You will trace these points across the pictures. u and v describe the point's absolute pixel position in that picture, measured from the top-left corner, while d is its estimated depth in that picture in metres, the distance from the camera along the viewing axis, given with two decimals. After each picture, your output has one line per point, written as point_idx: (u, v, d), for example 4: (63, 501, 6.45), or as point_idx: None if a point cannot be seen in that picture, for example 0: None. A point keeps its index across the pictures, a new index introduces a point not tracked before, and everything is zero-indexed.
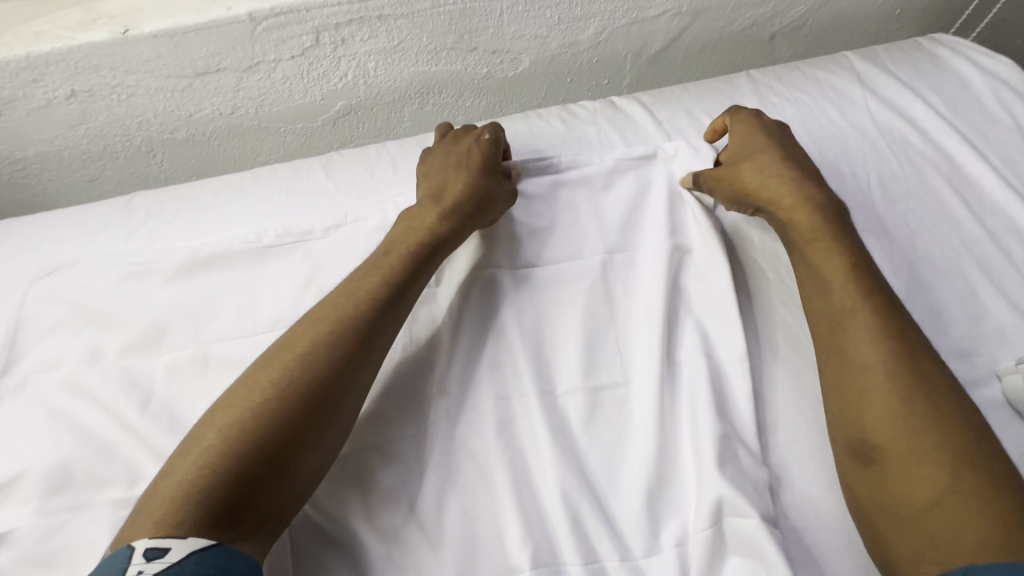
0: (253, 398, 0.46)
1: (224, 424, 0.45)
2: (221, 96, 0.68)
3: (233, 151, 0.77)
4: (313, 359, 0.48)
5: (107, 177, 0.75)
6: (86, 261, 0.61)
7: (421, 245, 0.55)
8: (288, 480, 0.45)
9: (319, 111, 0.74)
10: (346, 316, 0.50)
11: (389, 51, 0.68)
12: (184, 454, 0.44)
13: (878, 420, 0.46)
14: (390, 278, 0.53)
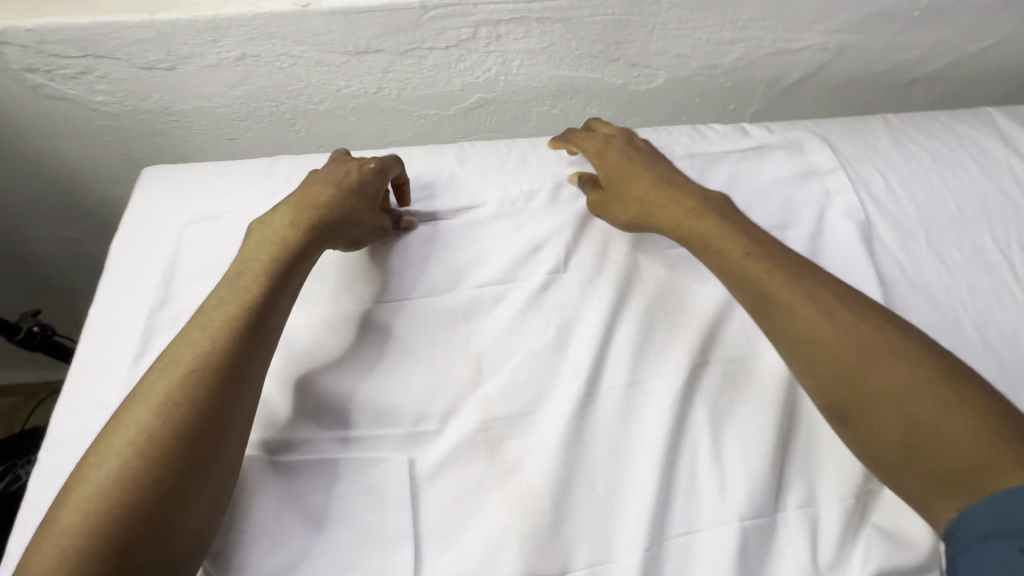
0: (115, 458, 0.42)
1: (109, 469, 0.42)
2: (371, 75, 0.71)
3: (365, 130, 0.79)
4: (212, 376, 0.46)
5: (247, 139, 0.79)
6: (234, 215, 0.64)
7: (274, 263, 0.53)
8: (195, 508, 0.43)
9: (455, 101, 0.76)
10: (209, 341, 0.48)
11: (537, 52, 0.70)
12: (76, 509, 0.40)
13: (839, 377, 0.46)
14: (253, 296, 0.51)
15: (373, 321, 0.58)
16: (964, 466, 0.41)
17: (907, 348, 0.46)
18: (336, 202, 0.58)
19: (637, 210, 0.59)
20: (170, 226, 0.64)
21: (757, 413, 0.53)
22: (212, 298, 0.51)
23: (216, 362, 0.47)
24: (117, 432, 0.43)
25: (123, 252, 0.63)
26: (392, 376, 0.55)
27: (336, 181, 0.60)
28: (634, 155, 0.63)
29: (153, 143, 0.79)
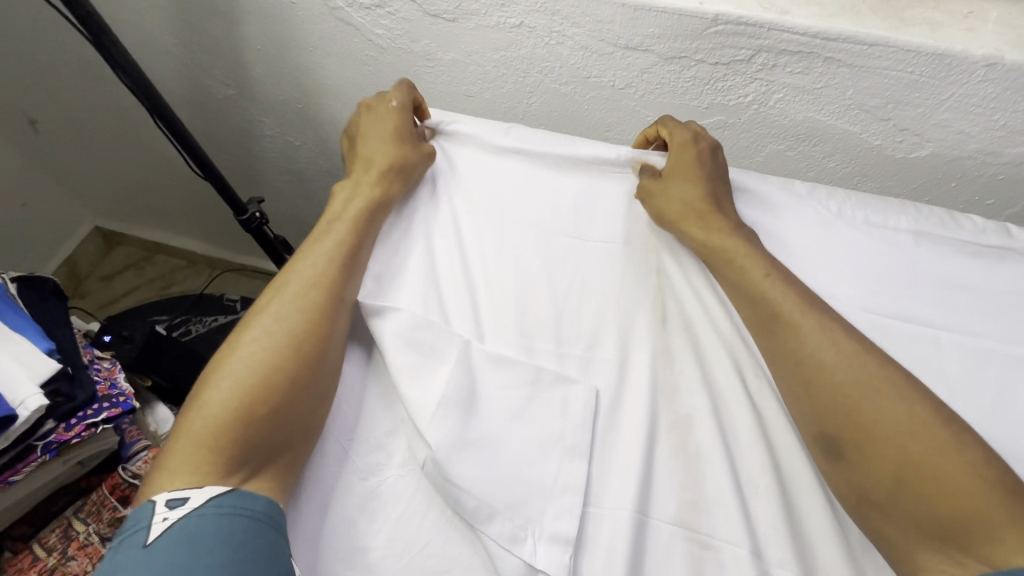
0: (244, 355, 0.50)
1: (233, 372, 0.49)
2: (627, 71, 0.72)
3: (591, 120, 0.80)
4: (324, 300, 0.53)
5: (481, 99, 0.83)
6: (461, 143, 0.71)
7: (362, 205, 0.61)
8: (311, 404, 0.50)
9: (693, 116, 0.75)
10: (316, 273, 0.55)
11: (804, 90, 0.67)
12: (218, 407, 0.47)
13: (832, 407, 0.47)
14: (349, 235, 0.58)
15: (571, 308, 0.59)
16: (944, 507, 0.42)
17: (897, 390, 0.47)
18: (399, 148, 0.65)
19: (677, 209, 0.61)
20: None
21: None
22: (315, 238, 0.59)
23: (327, 290, 0.54)
24: (250, 346, 0.50)
25: None
26: (582, 359, 0.56)
27: (379, 127, 0.67)
28: (702, 163, 0.63)
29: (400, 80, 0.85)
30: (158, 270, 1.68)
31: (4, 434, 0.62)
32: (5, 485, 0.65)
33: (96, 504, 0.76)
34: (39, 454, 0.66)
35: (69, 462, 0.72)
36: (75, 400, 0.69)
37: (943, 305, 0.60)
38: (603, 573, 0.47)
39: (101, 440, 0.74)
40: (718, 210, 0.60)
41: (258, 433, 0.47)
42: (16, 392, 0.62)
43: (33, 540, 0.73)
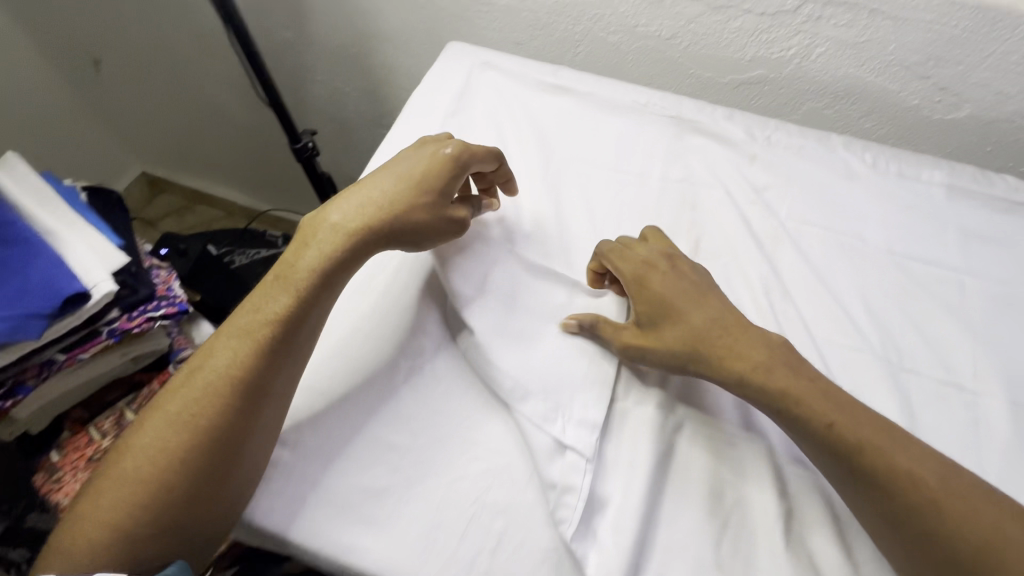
0: (155, 442, 0.45)
1: (146, 454, 0.45)
2: (674, 20, 0.75)
3: (634, 73, 0.83)
4: (233, 401, 0.47)
5: (530, 46, 0.86)
6: (514, 72, 0.77)
7: (311, 267, 0.51)
8: (204, 518, 0.45)
9: (734, 70, 0.77)
10: (236, 358, 0.48)
11: (848, 44, 0.69)
12: (111, 501, 0.44)
13: (855, 440, 0.44)
14: (289, 305, 0.50)
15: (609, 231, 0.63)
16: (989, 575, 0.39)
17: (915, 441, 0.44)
18: (400, 207, 0.54)
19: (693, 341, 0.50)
20: (461, 72, 0.78)
21: (960, 443, 0.51)
22: (255, 299, 0.51)
23: (237, 393, 0.47)
24: (151, 436, 0.45)
25: (423, 93, 0.77)
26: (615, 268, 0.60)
27: (401, 170, 0.56)
28: (681, 279, 0.54)
29: (454, 26, 0.89)
30: (198, 219, 1.71)
31: (77, 312, 0.66)
32: (73, 362, 0.71)
33: (147, 398, 0.82)
34: (103, 337, 0.72)
35: (124, 357, 0.78)
36: (138, 294, 0.73)
37: (970, 250, 0.62)
38: (624, 450, 0.50)
39: (153, 341, 0.80)
40: (746, 332, 0.50)
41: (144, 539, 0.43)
42: (90, 275, 0.67)
43: (89, 425, 0.79)
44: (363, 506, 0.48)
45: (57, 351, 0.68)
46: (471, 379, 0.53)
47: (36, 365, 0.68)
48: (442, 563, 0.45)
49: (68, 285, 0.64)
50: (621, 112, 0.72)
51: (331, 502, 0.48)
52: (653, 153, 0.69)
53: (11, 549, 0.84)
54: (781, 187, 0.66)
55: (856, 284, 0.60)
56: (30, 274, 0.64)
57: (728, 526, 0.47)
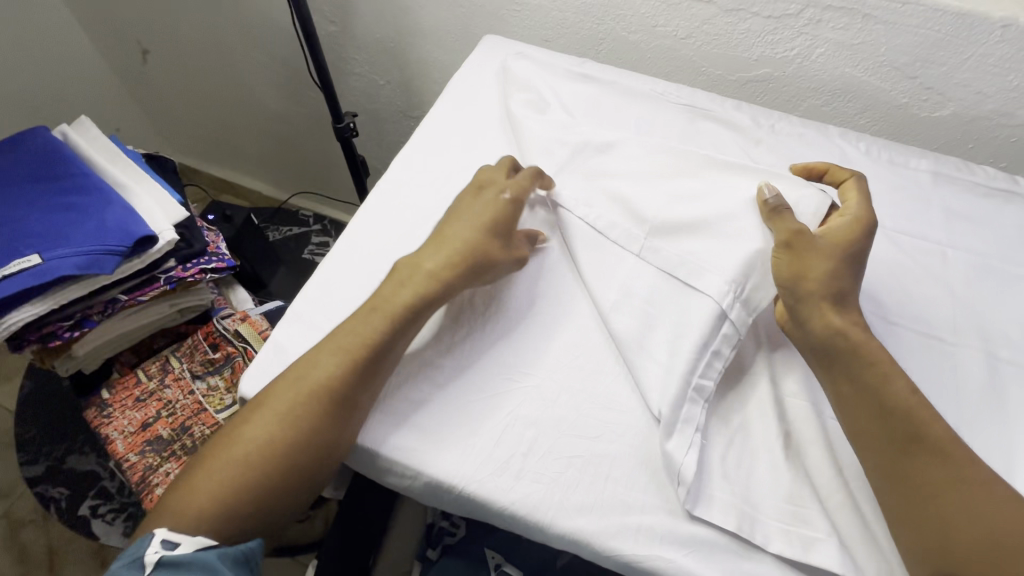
0: (258, 440, 0.51)
1: (248, 450, 0.51)
2: (690, 22, 0.83)
3: (652, 69, 0.92)
4: (327, 416, 0.52)
5: (558, 44, 0.95)
6: (545, 62, 0.85)
7: (407, 300, 0.55)
8: (292, 498, 0.52)
9: (742, 69, 0.86)
10: (333, 373, 0.52)
11: (844, 45, 0.77)
12: (215, 476, 0.51)
13: (914, 430, 0.47)
14: (383, 331, 0.54)
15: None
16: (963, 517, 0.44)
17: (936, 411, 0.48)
18: (477, 252, 0.58)
19: (821, 288, 0.53)
20: (496, 61, 0.86)
21: (941, 385, 0.57)
22: (352, 321, 0.55)
23: (331, 408, 0.52)
24: (254, 431, 0.51)
25: (462, 76, 0.85)
26: None
27: (480, 212, 0.60)
28: (860, 226, 0.57)
29: (488, 23, 0.98)
30: None
31: (142, 254, 0.73)
32: (133, 304, 0.77)
33: (190, 347, 0.87)
34: (160, 283, 0.78)
35: (173, 308, 0.85)
36: (192, 248, 0.80)
37: (952, 227, 0.69)
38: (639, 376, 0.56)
39: (200, 294, 0.86)
40: (844, 304, 0.53)
41: (241, 513, 0.50)
42: (157, 224, 0.75)
43: (137, 367, 0.85)
44: (411, 412, 0.54)
45: (119, 292, 0.75)
46: (505, 312, 0.60)
47: (101, 303, 0.74)
48: (479, 463, 0.51)
49: (138, 228, 0.71)
50: (641, 98, 0.80)
51: (381, 411, 0.54)
52: (669, 134, 0.76)
53: (52, 487, 0.88)
54: (784, 166, 0.74)
55: None
56: (104, 218, 0.71)
57: (731, 444, 0.52)
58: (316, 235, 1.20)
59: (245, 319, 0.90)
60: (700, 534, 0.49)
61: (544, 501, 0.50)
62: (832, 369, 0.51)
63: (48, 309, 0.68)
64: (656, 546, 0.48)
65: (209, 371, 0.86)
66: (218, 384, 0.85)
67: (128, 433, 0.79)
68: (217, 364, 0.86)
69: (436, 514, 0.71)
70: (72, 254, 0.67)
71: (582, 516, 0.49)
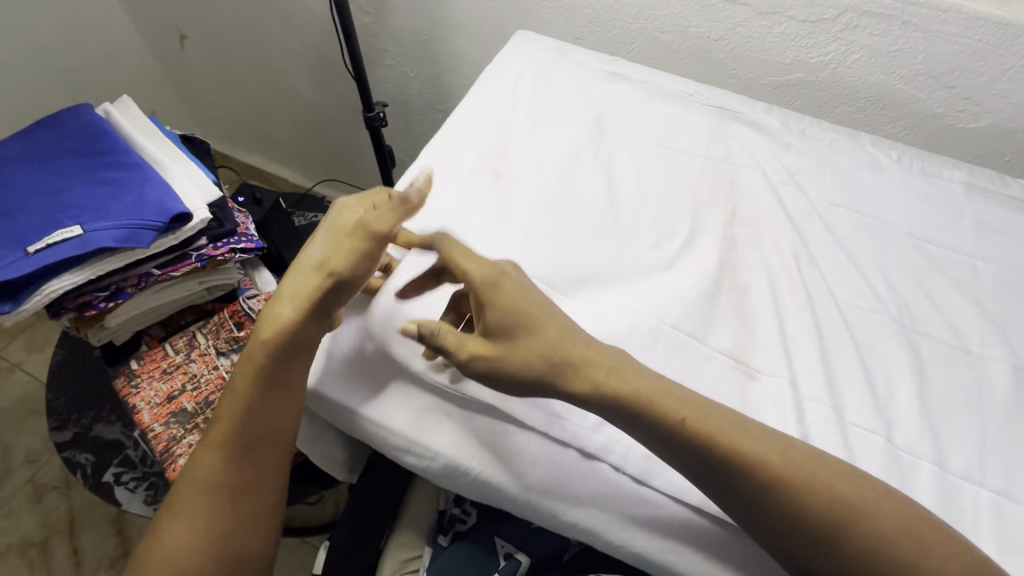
0: (185, 526, 0.50)
1: (178, 538, 0.50)
2: (723, 23, 0.83)
3: (682, 70, 0.92)
4: (256, 432, 0.52)
5: (589, 42, 0.96)
6: (578, 58, 0.86)
7: (279, 330, 0.53)
8: (255, 520, 0.52)
9: (775, 72, 0.85)
10: (231, 419, 0.52)
11: (880, 52, 0.77)
12: (172, 526, 0.50)
13: (826, 548, 0.43)
14: (261, 364, 0.52)
15: (657, 193, 0.70)
16: (873, 552, 0.42)
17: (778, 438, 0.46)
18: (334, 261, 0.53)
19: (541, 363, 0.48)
20: (530, 55, 0.87)
21: (966, 395, 0.57)
22: (235, 371, 0.54)
23: (253, 424, 0.52)
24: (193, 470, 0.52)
25: (493, 69, 0.86)
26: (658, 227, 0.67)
27: (327, 228, 0.56)
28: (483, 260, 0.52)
29: (521, 19, 0.99)
30: None
31: (177, 231, 0.75)
32: (164, 279, 0.79)
33: (217, 325, 0.89)
34: (192, 260, 0.81)
35: (201, 285, 0.87)
36: (223, 227, 0.83)
37: (983, 239, 0.68)
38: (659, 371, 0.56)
39: (227, 273, 0.89)
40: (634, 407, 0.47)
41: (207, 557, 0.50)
42: (193, 202, 0.77)
43: (165, 340, 0.87)
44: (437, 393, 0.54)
45: (153, 267, 0.77)
46: None
47: (135, 277, 0.76)
48: (498, 447, 0.52)
49: (175, 205, 0.73)
50: (671, 98, 0.80)
51: (407, 390, 0.55)
52: (697, 135, 0.76)
53: (78, 453, 0.91)
54: (812, 171, 0.73)
55: (875, 258, 0.66)
56: (144, 193, 0.73)
57: None
58: None
59: None
60: (710, 529, 0.50)
61: (559, 488, 0.51)
62: (725, 495, 0.46)
63: (87, 279, 0.70)
64: (667, 538, 0.49)
65: (233, 348, 0.88)
66: None
67: (155, 404, 0.81)
68: (241, 342, 0.88)
69: (447, 501, 0.69)
70: (112, 227, 0.69)
71: (597, 505, 0.50)
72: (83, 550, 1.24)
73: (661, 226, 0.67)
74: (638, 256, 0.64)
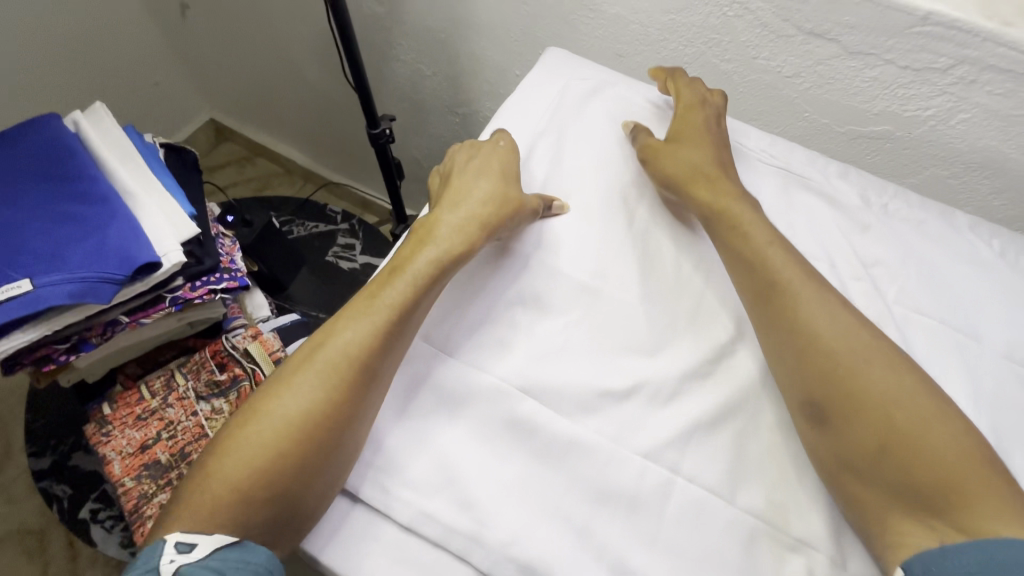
0: (278, 422, 0.45)
1: (276, 422, 0.45)
2: (801, 58, 0.68)
3: (742, 104, 0.77)
4: (367, 365, 0.48)
5: (633, 61, 0.81)
6: (617, 93, 0.72)
7: (425, 265, 0.52)
8: (339, 462, 0.46)
9: (856, 121, 0.70)
10: (357, 337, 0.49)
11: (998, 114, 0.61)
12: (239, 458, 0.44)
13: (854, 400, 0.46)
14: (401, 296, 0.51)
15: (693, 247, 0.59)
16: (899, 429, 0.45)
17: (855, 319, 0.50)
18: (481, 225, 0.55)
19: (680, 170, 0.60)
20: (560, 82, 0.73)
21: None
22: (366, 293, 0.52)
23: (372, 350, 0.48)
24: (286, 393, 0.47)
25: (515, 98, 0.73)
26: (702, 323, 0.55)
27: (491, 172, 0.59)
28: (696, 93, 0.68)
29: (554, 27, 0.83)
30: (256, 172, 1.69)
31: (146, 278, 0.66)
32: (135, 325, 0.72)
33: (197, 364, 0.82)
34: (166, 304, 0.72)
35: (181, 321, 0.79)
36: (202, 265, 0.74)
37: None
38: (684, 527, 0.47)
39: (211, 308, 0.80)
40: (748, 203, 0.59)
41: (282, 475, 0.44)
42: (162, 244, 0.67)
43: (140, 381, 0.80)
44: (417, 544, 0.46)
45: (122, 313, 0.69)
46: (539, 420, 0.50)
47: (101, 325, 0.69)
48: None
49: (141, 253, 0.64)
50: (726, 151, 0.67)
51: (378, 539, 0.46)
52: None
53: (55, 484, 0.86)
54: (893, 262, 0.60)
55: (965, 388, 0.53)
56: (106, 236, 0.65)
57: None
58: (341, 237, 1.14)
59: (256, 337, 0.84)
60: None
61: None
62: (761, 298, 0.52)
63: (42, 335, 0.62)
64: None
65: (214, 392, 0.80)
66: (222, 408, 0.80)
67: (127, 455, 0.75)
68: (223, 387, 0.80)
69: None
70: (66, 281, 0.61)
71: None
72: (78, 545, 1.24)
73: (700, 333, 0.54)
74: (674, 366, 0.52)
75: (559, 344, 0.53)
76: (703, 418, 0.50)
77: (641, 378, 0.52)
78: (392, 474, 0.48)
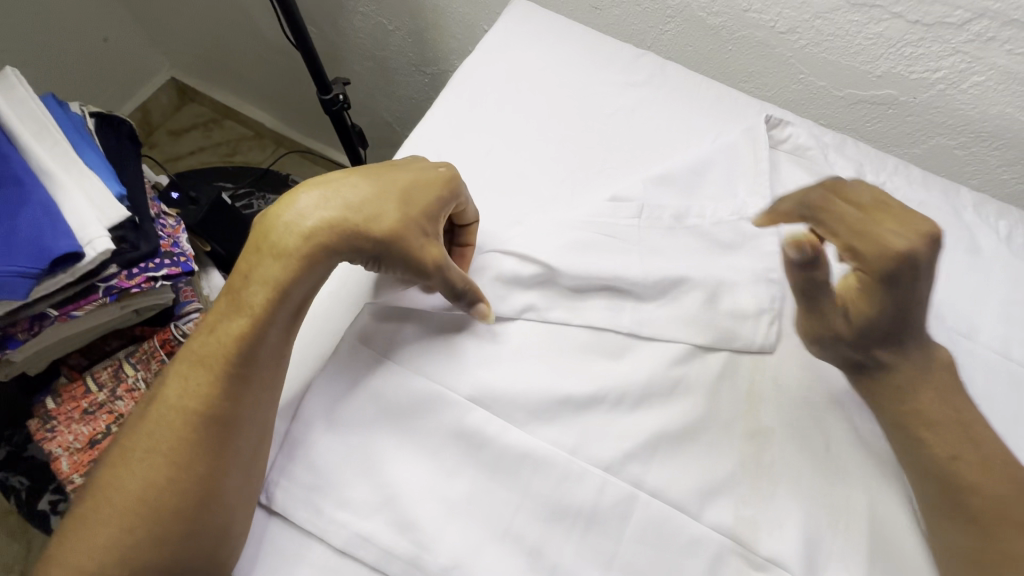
0: (123, 501, 0.40)
1: (120, 501, 0.40)
2: (798, 12, 0.60)
3: (730, 64, 0.68)
4: (211, 418, 0.42)
5: (610, 15, 0.71)
6: (590, 60, 0.65)
7: (265, 290, 0.44)
8: (208, 529, 0.41)
9: (856, 84, 0.63)
10: (194, 387, 0.42)
11: (1016, 76, 0.54)
12: (83, 544, 0.40)
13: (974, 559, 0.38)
14: (241, 332, 0.43)
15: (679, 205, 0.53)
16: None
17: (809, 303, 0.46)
18: (331, 233, 0.44)
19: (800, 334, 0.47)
20: (527, 46, 0.66)
21: None
22: (205, 333, 0.45)
23: (216, 400, 0.42)
24: (128, 465, 0.41)
25: (477, 63, 0.65)
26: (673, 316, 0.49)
27: (394, 183, 0.47)
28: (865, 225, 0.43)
29: None
30: (222, 136, 1.58)
31: (71, 268, 0.61)
32: (67, 318, 0.66)
33: (147, 353, 0.77)
34: (99, 295, 0.66)
35: (124, 309, 0.73)
36: (137, 251, 0.68)
37: None
38: (648, 547, 0.43)
39: (157, 294, 0.74)
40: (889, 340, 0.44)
41: (136, 558, 0.39)
42: (84, 231, 0.61)
43: (87, 374, 0.76)
44: (357, 569, 0.44)
45: (49, 306, 0.64)
46: (480, 439, 0.45)
47: (26, 320, 0.64)
48: None
49: (57, 244, 0.58)
50: (706, 124, 0.61)
51: (312, 563, 0.44)
52: (735, 178, 0.56)
53: (11, 476, 0.83)
54: None
55: (962, 387, 0.48)
56: (18, 224, 0.58)
57: None
58: None
59: None
60: None
61: None
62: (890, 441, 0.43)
63: None
64: None
65: None
66: None
67: (74, 451, 0.72)
68: None
69: None
70: None
71: None
72: None
73: (672, 331, 0.48)
74: (640, 367, 0.47)
75: (515, 348, 0.48)
76: (672, 429, 0.46)
77: (604, 383, 0.47)
78: (327, 493, 0.45)
